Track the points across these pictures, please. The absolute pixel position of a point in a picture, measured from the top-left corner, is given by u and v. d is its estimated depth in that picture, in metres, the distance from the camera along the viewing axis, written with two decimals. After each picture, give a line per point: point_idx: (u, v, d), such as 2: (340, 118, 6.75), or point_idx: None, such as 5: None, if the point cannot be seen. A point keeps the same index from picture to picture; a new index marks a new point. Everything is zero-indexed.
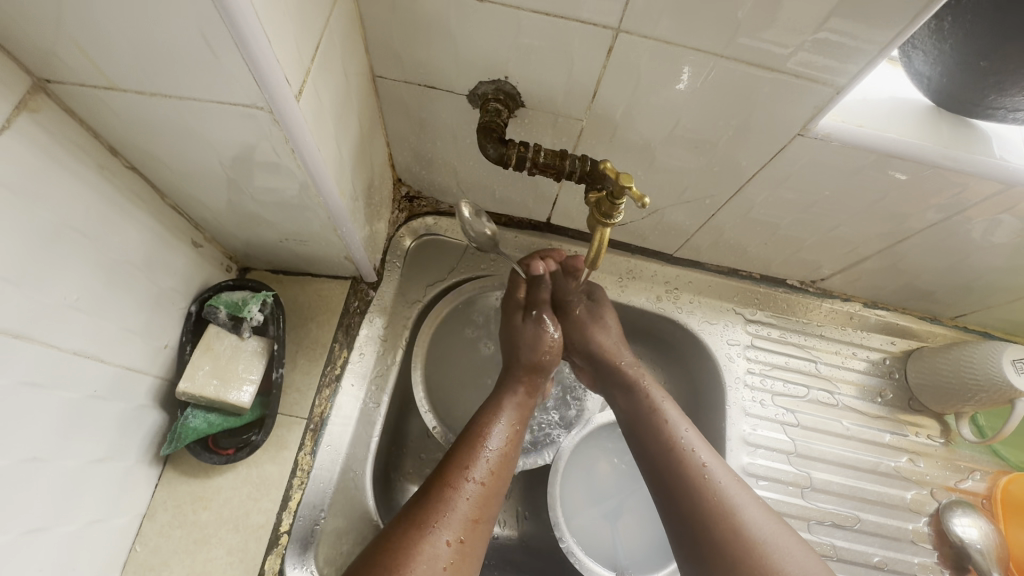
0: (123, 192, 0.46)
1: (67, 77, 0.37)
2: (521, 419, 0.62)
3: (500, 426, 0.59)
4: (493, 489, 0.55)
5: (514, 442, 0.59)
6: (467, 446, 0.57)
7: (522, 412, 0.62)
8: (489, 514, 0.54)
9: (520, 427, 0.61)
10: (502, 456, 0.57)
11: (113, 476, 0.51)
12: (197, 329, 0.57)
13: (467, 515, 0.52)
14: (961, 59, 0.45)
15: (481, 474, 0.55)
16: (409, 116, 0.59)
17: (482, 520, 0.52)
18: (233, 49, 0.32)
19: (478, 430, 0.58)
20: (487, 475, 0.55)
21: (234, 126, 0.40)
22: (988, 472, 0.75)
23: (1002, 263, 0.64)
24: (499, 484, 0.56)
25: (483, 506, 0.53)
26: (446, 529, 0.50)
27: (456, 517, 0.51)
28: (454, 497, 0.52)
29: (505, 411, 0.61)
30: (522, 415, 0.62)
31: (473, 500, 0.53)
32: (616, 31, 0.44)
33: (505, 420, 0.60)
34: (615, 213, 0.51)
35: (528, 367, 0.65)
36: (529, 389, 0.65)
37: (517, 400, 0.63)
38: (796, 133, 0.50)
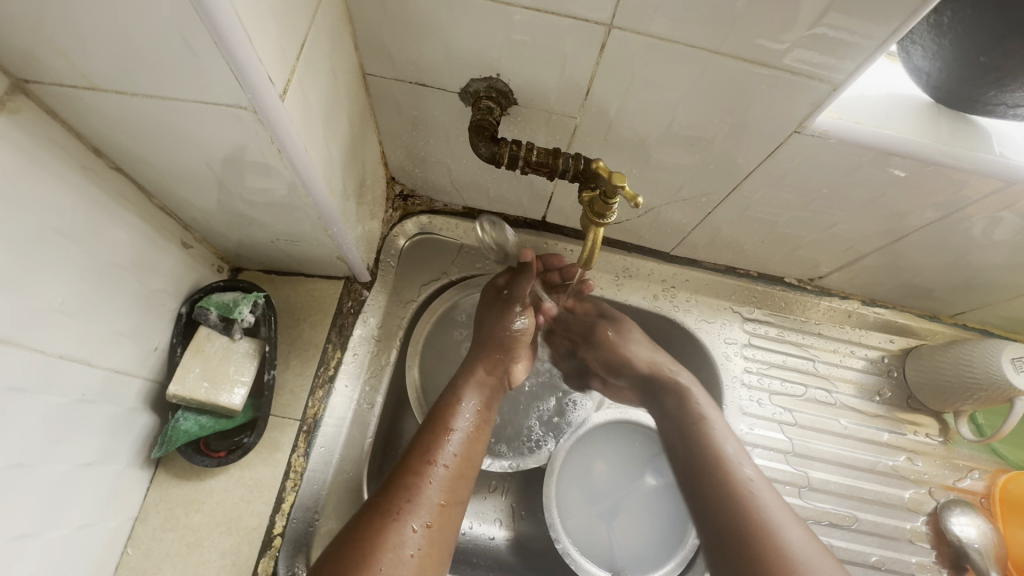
0: (110, 194, 0.46)
1: (47, 77, 0.36)
2: (485, 401, 0.63)
3: (466, 411, 0.60)
4: (461, 472, 0.56)
5: (479, 428, 0.61)
6: (431, 432, 0.58)
7: (485, 395, 0.64)
8: (458, 498, 0.55)
9: (487, 411, 0.63)
10: (468, 439, 0.59)
11: (103, 479, 0.50)
12: (187, 331, 0.57)
13: (434, 499, 0.52)
14: (961, 55, 0.44)
15: (447, 458, 0.56)
16: (401, 114, 0.58)
17: (450, 504, 0.53)
18: (213, 47, 0.32)
19: (443, 414, 0.59)
20: (453, 459, 0.56)
21: (219, 127, 0.39)
22: (987, 471, 0.74)
23: (1002, 261, 0.64)
24: (468, 470, 0.57)
25: (453, 489, 0.55)
26: (413, 515, 0.50)
27: (423, 502, 0.52)
28: (421, 484, 0.53)
29: (470, 394, 0.62)
30: (485, 397, 0.63)
31: (441, 485, 0.54)
32: (608, 27, 0.43)
33: (470, 404, 0.61)
34: (609, 212, 0.50)
35: (491, 346, 0.67)
36: (493, 369, 0.66)
37: (479, 380, 0.64)
38: (793, 131, 0.50)
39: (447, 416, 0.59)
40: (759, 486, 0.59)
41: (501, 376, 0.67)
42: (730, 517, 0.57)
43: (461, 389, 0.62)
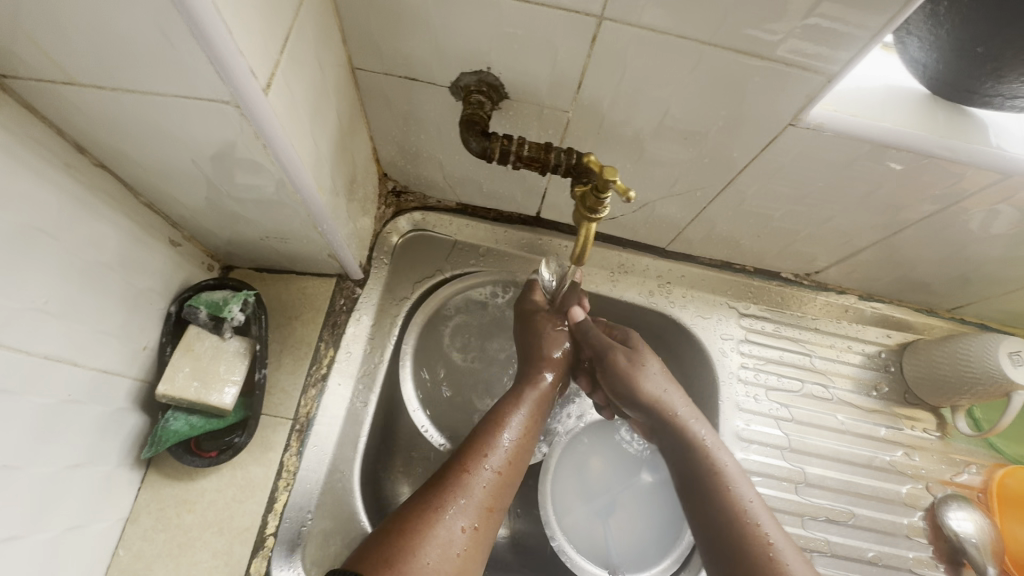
0: (94, 192, 0.45)
1: (25, 72, 0.35)
2: (540, 411, 0.62)
3: (518, 417, 0.60)
4: (509, 480, 0.55)
5: (528, 436, 0.59)
6: (488, 431, 0.57)
7: (540, 404, 0.62)
8: (502, 504, 0.54)
9: (538, 419, 0.62)
10: (519, 446, 0.58)
11: (92, 480, 0.50)
12: (177, 330, 0.56)
13: (482, 502, 0.52)
14: (957, 45, 0.44)
15: (498, 462, 0.55)
16: (392, 110, 0.57)
17: (495, 509, 0.53)
18: (191, 38, 0.31)
19: (500, 417, 0.59)
20: (505, 465, 0.55)
21: (203, 123, 0.39)
22: (984, 465, 0.74)
23: (1000, 254, 0.63)
24: (516, 475, 0.56)
25: (498, 495, 0.54)
26: (463, 514, 0.50)
27: (472, 503, 0.51)
28: (472, 483, 0.52)
29: (526, 400, 0.61)
30: (539, 408, 0.62)
31: (489, 489, 0.53)
32: (599, 19, 0.43)
33: (525, 410, 0.61)
34: (601, 208, 0.49)
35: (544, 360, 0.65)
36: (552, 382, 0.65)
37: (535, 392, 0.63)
38: (787, 123, 0.49)
39: (502, 419, 0.59)
40: (763, 515, 0.54)
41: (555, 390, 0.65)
42: (736, 553, 0.52)
43: (519, 395, 0.62)
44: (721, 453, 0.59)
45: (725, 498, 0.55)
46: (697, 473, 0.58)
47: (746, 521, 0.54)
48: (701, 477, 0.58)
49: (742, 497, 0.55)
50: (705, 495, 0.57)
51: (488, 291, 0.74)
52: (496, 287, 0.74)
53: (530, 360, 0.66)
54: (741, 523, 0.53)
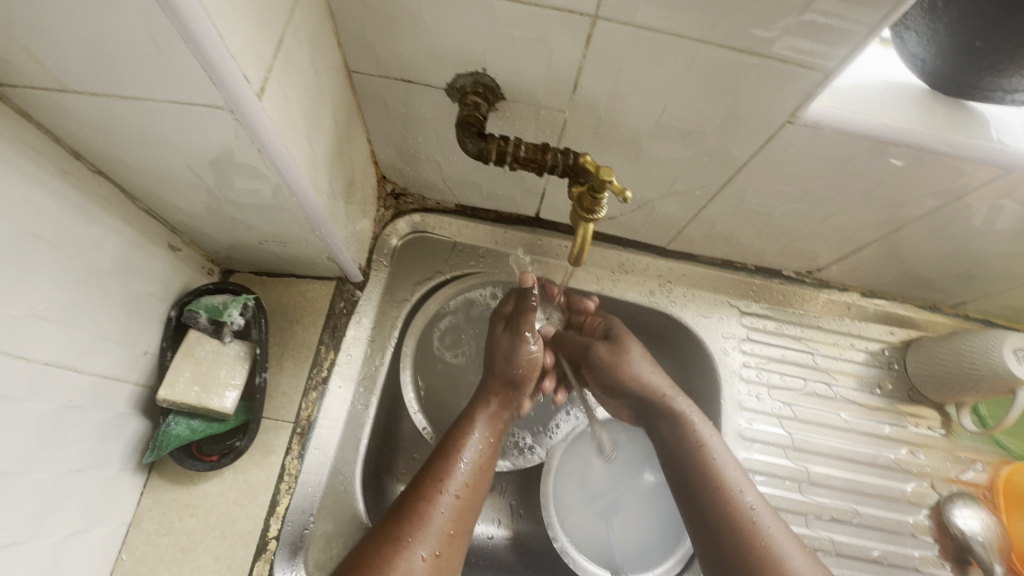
0: (92, 198, 0.45)
1: (19, 81, 0.36)
2: (496, 432, 0.62)
3: (478, 439, 0.60)
4: (469, 502, 0.55)
5: (486, 457, 0.59)
6: (443, 457, 0.57)
7: (497, 427, 0.63)
8: (465, 528, 0.54)
9: (497, 440, 0.62)
10: (477, 469, 0.58)
11: (94, 485, 0.50)
12: (177, 334, 0.56)
13: (442, 528, 0.52)
14: (955, 40, 0.44)
15: (458, 487, 0.55)
16: (389, 112, 0.57)
17: (457, 534, 0.53)
18: (183, 45, 0.31)
19: (454, 443, 0.59)
20: (463, 488, 0.55)
21: (198, 128, 0.39)
22: (990, 463, 0.73)
23: (1003, 250, 0.63)
24: (477, 498, 0.56)
25: (461, 519, 0.54)
26: (422, 543, 0.50)
27: (432, 531, 0.51)
28: (430, 510, 0.52)
29: (481, 422, 0.61)
30: (495, 428, 0.62)
31: (450, 514, 0.53)
32: (593, 18, 0.43)
33: (481, 433, 0.61)
34: (598, 208, 0.50)
35: (503, 378, 0.65)
36: (504, 402, 0.65)
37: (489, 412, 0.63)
38: (786, 120, 0.49)
39: (458, 443, 0.59)
40: (746, 486, 0.58)
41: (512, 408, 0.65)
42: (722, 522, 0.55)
43: (474, 417, 0.62)
44: (705, 429, 0.62)
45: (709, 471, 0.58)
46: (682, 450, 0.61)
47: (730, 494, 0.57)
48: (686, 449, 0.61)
49: (725, 470, 0.59)
50: (688, 470, 0.60)
51: (486, 294, 0.74)
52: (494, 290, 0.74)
53: (488, 378, 0.65)
54: (726, 496, 0.57)
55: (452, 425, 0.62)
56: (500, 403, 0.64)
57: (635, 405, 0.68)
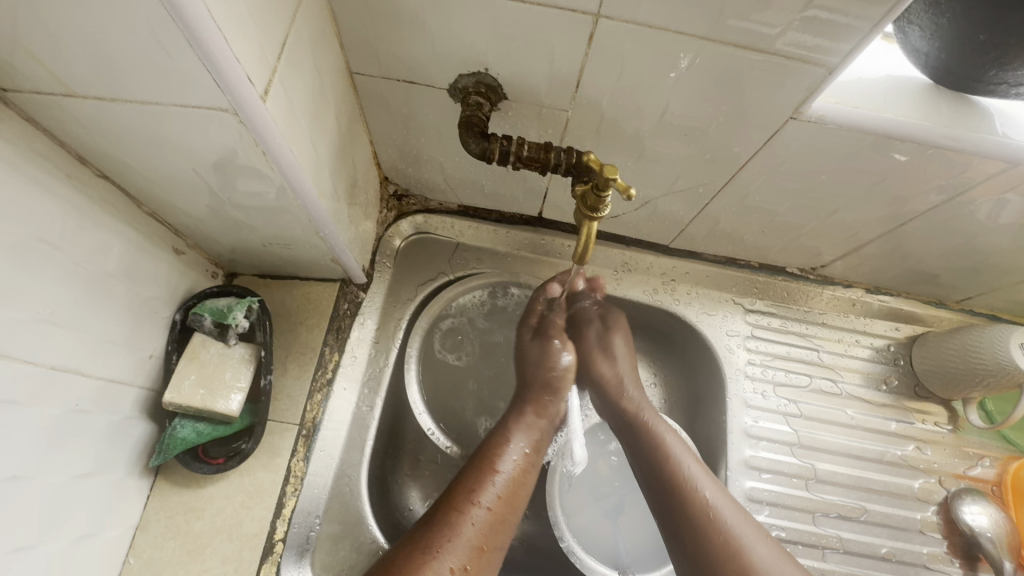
0: (97, 203, 0.45)
1: (25, 86, 0.36)
2: (535, 444, 0.62)
3: (514, 452, 0.59)
4: (503, 516, 0.55)
5: (525, 471, 0.59)
6: (478, 469, 0.57)
7: (536, 438, 0.62)
8: (497, 543, 0.54)
9: (537, 453, 0.61)
10: (513, 483, 0.57)
11: (101, 489, 0.50)
12: (183, 337, 0.57)
13: (472, 541, 0.52)
14: (959, 33, 0.43)
15: (491, 500, 0.55)
16: (391, 113, 0.57)
17: (488, 549, 0.53)
18: (188, 47, 0.31)
19: (490, 455, 0.59)
20: (496, 502, 0.55)
21: (202, 131, 0.39)
22: (998, 458, 0.73)
23: (1009, 244, 0.62)
24: (511, 512, 0.56)
25: (492, 534, 0.53)
26: (451, 555, 0.50)
27: (461, 543, 0.51)
28: (462, 521, 0.52)
29: (518, 433, 0.61)
30: (536, 440, 0.62)
31: (481, 528, 0.53)
32: (596, 17, 0.42)
33: (518, 445, 0.60)
34: (601, 207, 0.49)
35: (537, 388, 0.66)
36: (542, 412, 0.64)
37: (527, 422, 0.63)
38: (789, 116, 0.49)
39: (495, 455, 0.58)
40: (725, 506, 0.56)
41: (550, 417, 0.65)
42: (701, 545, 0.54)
43: (512, 428, 0.62)
44: (681, 449, 0.60)
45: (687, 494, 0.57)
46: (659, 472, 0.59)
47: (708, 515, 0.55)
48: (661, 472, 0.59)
49: (701, 491, 0.57)
50: (669, 491, 0.58)
51: (478, 297, 0.73)
52: (486, 293, 0.73)
53: (523, 390, 0.66)
54: (705, 518, 0.55)
55: (488, 436, 0.62)
56: (538, 414, 0.64)
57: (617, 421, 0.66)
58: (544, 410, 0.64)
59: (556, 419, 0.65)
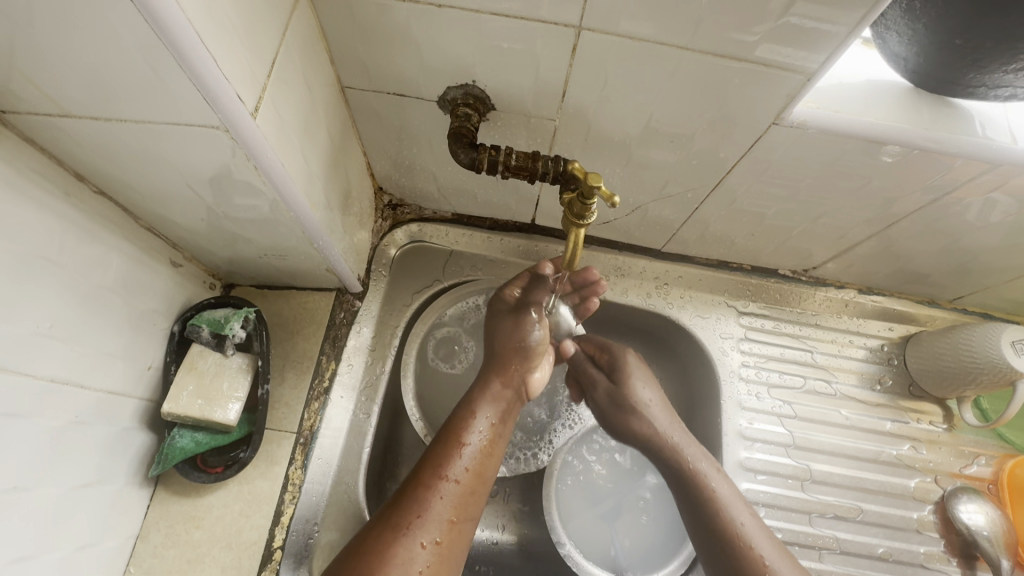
0: (95, 218, 0.46)
1: (22, 107, 0.37)
2: (500, 415, 0.59)
3: (481, 424, 0.57)
4: (472, 489, 0.53)
5: (493, 443, 0.57)
6: (444, 443, 0.55)
7: (501, 409, 0.60)
8: (467, 514, 0.52)
9: (503, 425, 0.59)
10: (481, 454, 0.56)
11: (102, 499, 0.51)
12: (181, 348, 0.57)
13: (443, 516, 0.50)
14: (936, 38, 0.44)
15: (459, 473, 0.53)
16: (384, 125, 0.59)
17: (459, 521, 0.51)
18: (178, 69, 0.32)
19: (457, 427, 0.56)
20: (465, 474, 0.53)
21: (194, 148, 0.40)
22: (994, 456, 0.73)
23: (997, 243, 0.63)
24: (480, 483, 0.54)
25: (464, 507, 0.52)
26: (422, 532, 0.48)
27: (433, 519, 0.49)
28: (432, 498, 0.51)
29: (483, 407, 0.58)
30: (503, 410, 0.60)
31: (451, 501, 0.51)
32: (577, 29, 0.44)
33: (484, 417, 0.58)
34: (587, 214, 0.50)
35: (504, 358, 0.63)
36: (509, 382, 0.62)
37: (493, 393, 0.60)
38: (771, 122, 0.49)
39: (464, 426, 0.56)
40: (756, 531, 0.57)
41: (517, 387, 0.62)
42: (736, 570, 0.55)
43: (478, 402, 0.59)
44: (716, 478, 0.60)
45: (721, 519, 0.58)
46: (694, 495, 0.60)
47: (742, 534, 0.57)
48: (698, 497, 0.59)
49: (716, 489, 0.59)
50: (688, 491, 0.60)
51: (471, 305, 0.75)
52: (480, 302, 0.75)
53: (490, 361, 0.63)
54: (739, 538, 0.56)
55: (454, 411, 0.59)
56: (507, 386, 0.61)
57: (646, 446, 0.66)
58: (509, 381, 0.62)
59: (522, 391, 0.63)
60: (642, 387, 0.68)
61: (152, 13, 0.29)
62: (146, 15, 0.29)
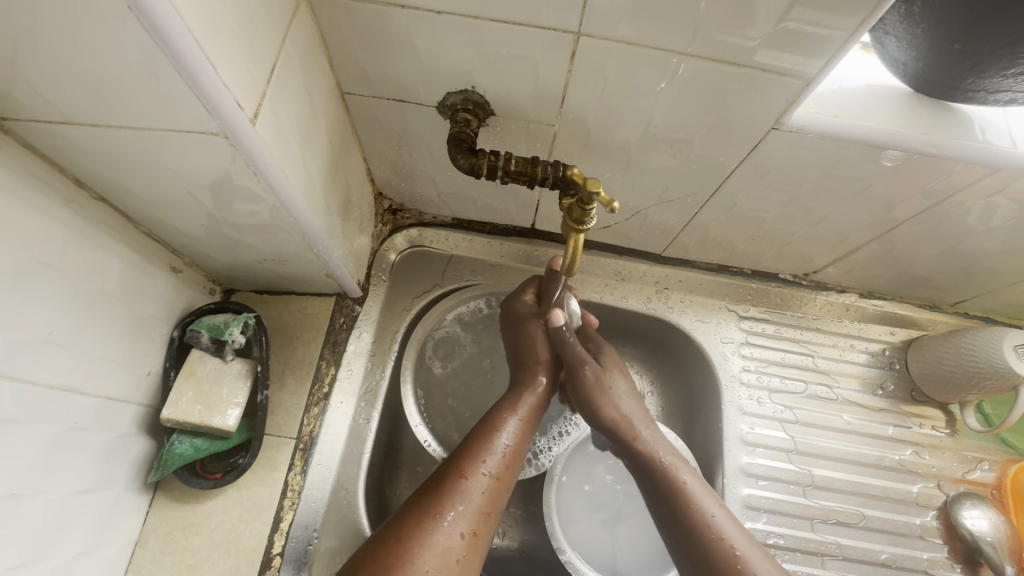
0: (95, 224, 0.46)
1: (22, 114, 0.37)
2: (535, 412, 0.62)
3: (517, 419, 0.59)
4: (505, 483, 0.55)
5: (527, 438, 0.59)
6: (485, 435, 0.56)
7: (537, 406, 0.62)
8: (500, 508, 0.54)
9: (537, 421, 0.61)
10: (516, 450, 0.57)
11: (101, 506, 0.51)
12: (180, 354, 0.57)
13: (479, 508, 0.51)
14: (935, 43, 0.44)
15: (495, 467, 0.54)
16: (384, 131, 0.59)
17: (493, 514, 0.52)
18: (177, 76, 0.32)
19: (492, 422, 0.58)
20: (500, 469, 0.55)
21: (194, 154, 0.40)
22: (997, 461, 0.73)
23: (999, 247, 0.63)
24: (512, 478, 0.56)
25: (497, 500, 0.53)
26: (460, 520, 0.50)
27: (469, 509, 0.51)
28: (469, 488, 0.52)
29: (523, 405, 0.61)
30: (538, 409, 0.62)
31: (486, 495, 0.52)
32: (577, 35, 0.44)
33: (521, 414, 0.60)
34: (587, 219, 0.50)
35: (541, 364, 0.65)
36: (548, 380, 0.65)
37: (531, 393, 0.62)
38: (771, 127, 0.49)
39: (498, 422, 0.58)
40: (731, 527, 0.54)
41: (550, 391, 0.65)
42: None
43: (516, 399, 0.61)
44: (681, 468, 0.59)
45: (689, 513, 0.55)
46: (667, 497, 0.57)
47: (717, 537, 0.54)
48: (670, 498, 0.57)
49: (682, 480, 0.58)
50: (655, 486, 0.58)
51: (472, 309, 0.74)
52: (481, 307, 0.74)
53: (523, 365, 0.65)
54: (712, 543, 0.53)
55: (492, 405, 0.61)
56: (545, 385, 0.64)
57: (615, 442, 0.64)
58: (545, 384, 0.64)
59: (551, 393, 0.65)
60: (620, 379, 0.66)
61: (151, 22, 0.29)
62: (145, 23, 0.29)
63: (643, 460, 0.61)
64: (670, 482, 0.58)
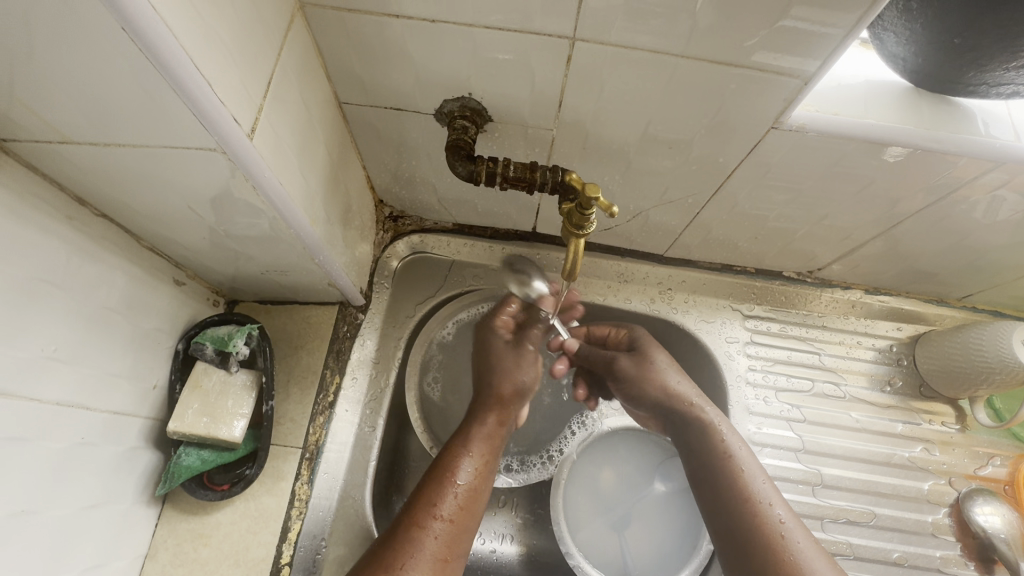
0: (96, 241, 0.47)
1: (21, 134, 0.37)
2: (491, 452, 0.59)
3: (470, 461, 0.57)
4: (463, 526, 0.52)
5: (483, 480, 0.57)
6: (436, 482, 0.54)
7: (490, 448, 0.59)
8: (461, 551, 0.51)
9: (493, 463, 0.59)
10: (472, 492, 0.55)
11: (109, 519, 0.51)
12: (184, 367, 0.58)
13: (436, 554, 0.49)
14: (933, 37, 0.43)
15: (451, 510, 0.52)
16: (382, 139, 0.59)
17: (451, 560, 0.50)
18: (173, 94, 0.33)
19: (445, 466, 0.56)
20: (457, 512, 0.52)
21: (193, 170, 0.40)
22: (1009, 457, 0.72)
23: (1006, 240, 0.62)
24: (471, 520, 0.54)
25: (455, 544, 0.51)
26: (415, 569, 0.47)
27: (425, 556, 0.48)
28: (422, 536, 0.49)
29: (474, 445, 0.58)
30: (493, 447, 0.60)
31: (443, 540, 0.50)
32: (572, 40, 0.44)
33: (474, 455, 0.57)
34: (586, 224, 0.49)
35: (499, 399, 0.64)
36: (500, 420, 0.63)
37: (485, 432, 0.60)
38: (770, 126, 0.49)
39: (452, 465, 0.56)
40: (776, 499, 0.56)
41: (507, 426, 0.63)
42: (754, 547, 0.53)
43: (468, 439, 0.59)
44: (757, 472, 0.58)
45: (754, 516, 0.54)
46: (713, 465, 0.59)
47: (761, 509, 0.55)
48: (716, 459, 0.59)
49: (755, 483, 0.57)
50: (722, 482, 0.57)
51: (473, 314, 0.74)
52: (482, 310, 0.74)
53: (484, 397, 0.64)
54: (755, 510, 0.55)
55: (443, 447, 0.59)
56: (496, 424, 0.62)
57: (664, 412, 0.64)
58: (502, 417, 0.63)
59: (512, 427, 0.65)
60: (659, 353, 0.66)
61: (146, 43, 0.29)
62: (141, 45, 0.29)
63: (707, 448, 0.60)
64: (718, 445, 0.60)
